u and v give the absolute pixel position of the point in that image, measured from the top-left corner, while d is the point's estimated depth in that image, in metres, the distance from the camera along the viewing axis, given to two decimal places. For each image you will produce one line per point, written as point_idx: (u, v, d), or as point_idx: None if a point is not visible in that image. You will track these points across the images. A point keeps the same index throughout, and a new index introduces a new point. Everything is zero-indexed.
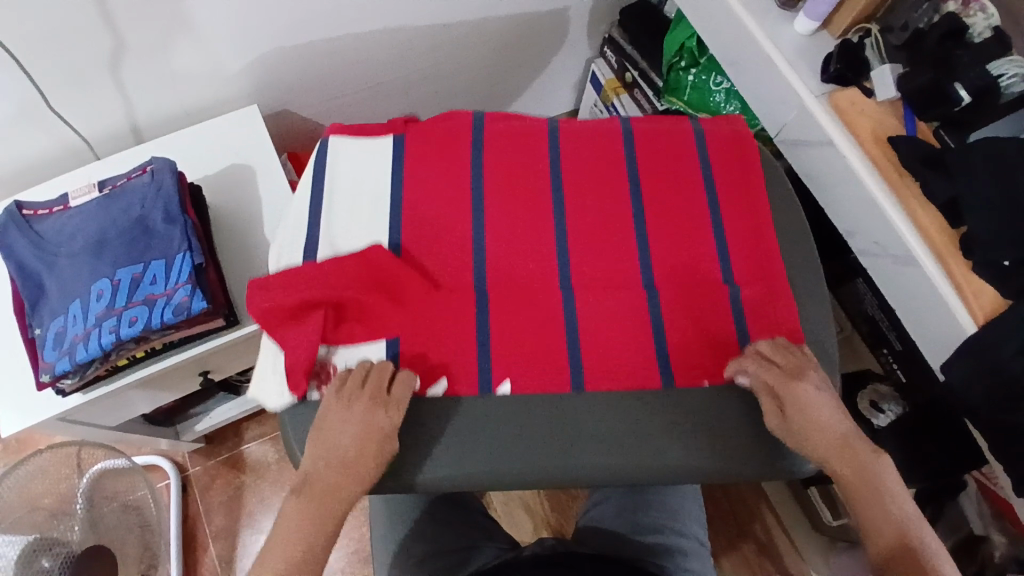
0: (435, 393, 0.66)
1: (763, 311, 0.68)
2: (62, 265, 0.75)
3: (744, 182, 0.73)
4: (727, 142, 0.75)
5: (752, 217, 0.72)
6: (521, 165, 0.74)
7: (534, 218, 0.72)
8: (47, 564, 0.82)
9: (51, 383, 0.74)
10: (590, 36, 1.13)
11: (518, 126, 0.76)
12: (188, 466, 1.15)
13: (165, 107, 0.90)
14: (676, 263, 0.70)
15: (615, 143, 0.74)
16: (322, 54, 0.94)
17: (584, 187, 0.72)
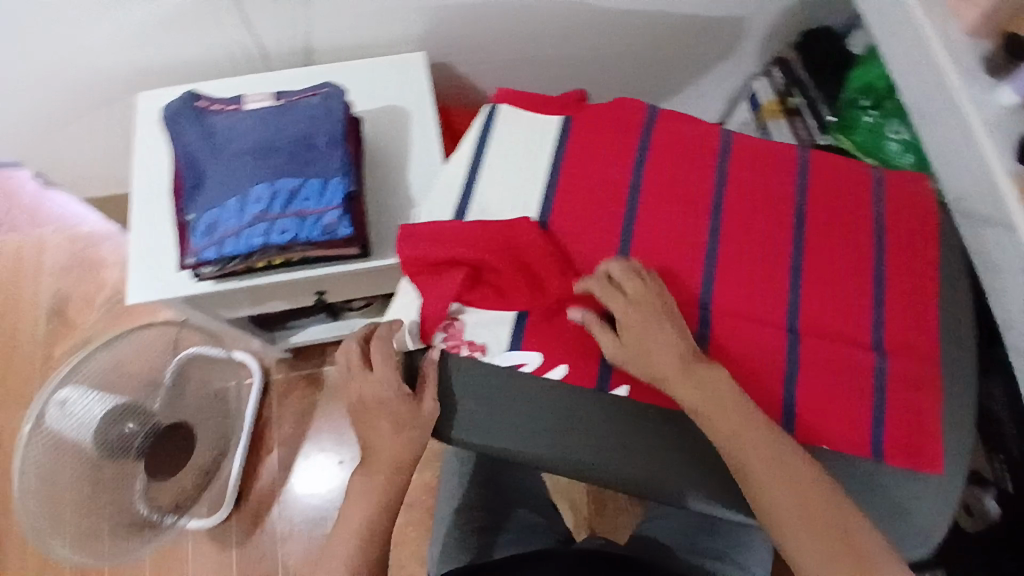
0: (552, 377, 0.68)
1: (901, 388, 0.67)
2: (225, 160, 0.77)
3: (908, 249, 0.72)
4: (898, 204, 0.73)
5: (909, 288, 0.70)
6: (689, 175, 0.72)
7: (690, 233, 0.70)
8: (129, 428, 0.94)
9: (194, 267, 0.77)
10: (764, 53, 1.08)
11: (697, 133, 0.74)
12: (272, 371, 1.20)
13: (339, 34, 0.91)
14: (824, 316, 0.68)
15: (788, 176, 0.72)
16: (499, 15, 0.93)
17: (750, 215, 0.71)
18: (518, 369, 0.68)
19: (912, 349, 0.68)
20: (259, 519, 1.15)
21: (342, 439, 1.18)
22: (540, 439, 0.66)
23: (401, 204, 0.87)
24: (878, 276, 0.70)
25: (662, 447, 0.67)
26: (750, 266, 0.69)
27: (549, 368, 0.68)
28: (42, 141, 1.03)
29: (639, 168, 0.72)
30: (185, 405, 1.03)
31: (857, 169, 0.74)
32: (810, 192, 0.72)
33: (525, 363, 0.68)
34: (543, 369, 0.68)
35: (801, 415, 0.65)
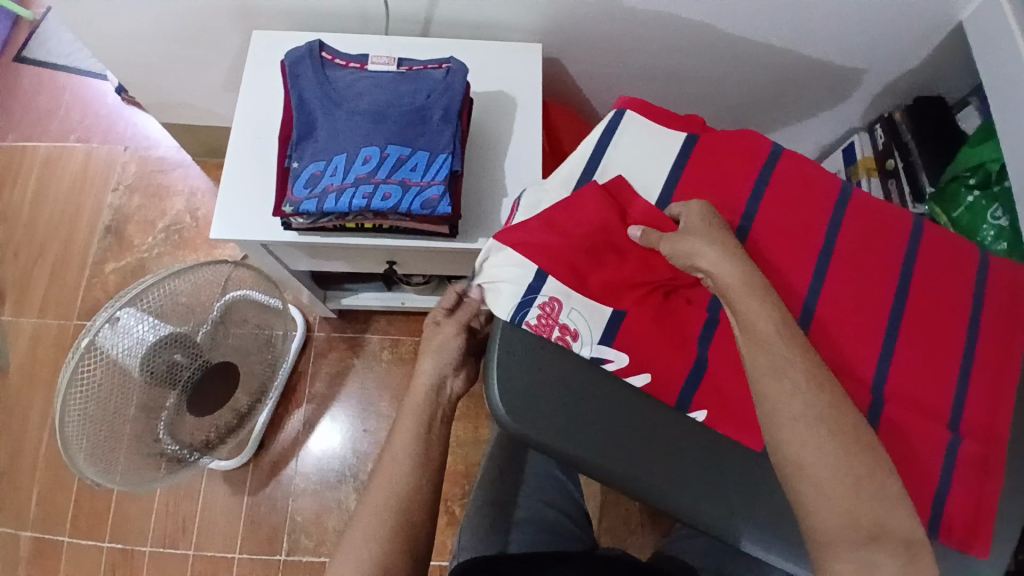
0: (634, 381, 0.69)
1: (972, 470, 0.64)
2: (340, 116, 0.78)
3: (1004, 328, 0.69)
4: (999, 283, 0.71)
5: (1002, 368, 0.67)
6: (798, 217, 0.71)
7: (791, 276, 0.69)
8: (179, 358, 0.90)
9: (287, 216, 0.77)
10: (865, 109, 1.09)
11: (814, 177, 0.73)
12: (315, 328, 1.21)
13: (462, 14, 0.92)
14: (910, 381, 0.66)
15: (895, 238, 0.71)
16: (624, 23, 0.93)
17: (852, 269, 0.69)
18: (603, 364, 0.69)
19: (994, 434, 0.66)
20: (276, 472, 1.15)
21: (371, 407, 1.18)
22: (604, 444, 0.66)
23: (492, 192, 0.86)
24: (970, 351, 0.67)
25: (726, 485, 0.66)
26: (844, 319, 0.68)
27: (631, 372, 0.69)
28: (148, 61, 1.05)
29: (753, 201, 0.71)
30: (227, 344, 0.99)
31: (964, 243, 0.73)
32: (915, 258, 0.71)
33: (613, 361, 0.69)
34: (626, 371, 0.69)
35: None
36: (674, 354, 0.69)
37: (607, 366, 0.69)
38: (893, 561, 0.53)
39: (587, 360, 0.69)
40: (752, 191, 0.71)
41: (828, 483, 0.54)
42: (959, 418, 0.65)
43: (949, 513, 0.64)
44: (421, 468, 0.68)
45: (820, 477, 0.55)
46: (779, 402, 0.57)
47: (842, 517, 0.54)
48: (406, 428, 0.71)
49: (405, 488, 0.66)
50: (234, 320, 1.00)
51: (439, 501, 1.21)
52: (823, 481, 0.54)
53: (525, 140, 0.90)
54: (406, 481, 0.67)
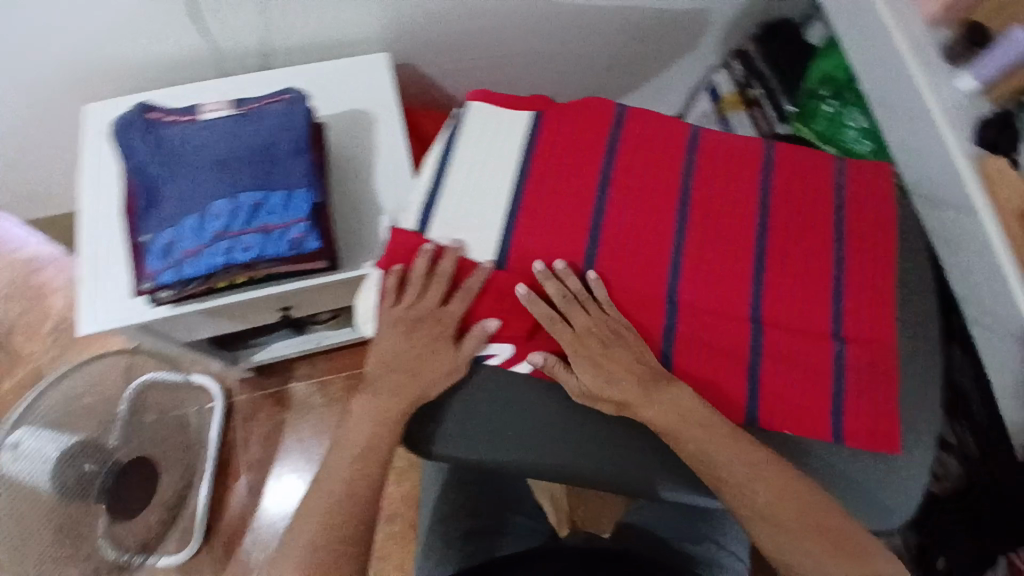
0: (521, 368, 0.69)
1: (862, 373, 0.66)
2: (184, 176, 0.74)
3: (869, 233, 0.71)
4: (858, 193, 0.73)
5: (870, 271, 0.70)
6: (651, 170, 0.71)
7: (656, 231, 0.69)
8: (88, 467, 0.85)
9: (150, 292, 0.74)
10: (720, 47, 1.10)
11: (660, 129, 0.73)
12: (235, 393, 1.15)
13: (298, 36, 0.88)
14: (792, 304, 0.68)
15: (750, 169, 0.73)
16: (464, 15, 0.92)
17: (710, 209, 0.70)
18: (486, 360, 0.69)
19: (877, 336, 0.68)
20: (232, 549, 1.09)
21: (314, 458, 1.14)
22: (526, 446, 0.66)
23: (368, 214, 0.84)
24: (841, 262, 0.69)
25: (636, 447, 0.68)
26: (711, 259, 0.68)
27: (515, 360, 0.69)
28: None
29: (611, 167, 0.71)
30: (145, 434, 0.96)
31: (817, 159, 0.75)
32: (773, 185, 0.72)
33: (495, 355, 0.69)
34: (510, 361, 0.69)
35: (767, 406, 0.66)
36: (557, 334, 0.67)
37: (493, 360, 0.69)
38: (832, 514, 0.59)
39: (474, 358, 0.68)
40: (607, 157, 0.71)
41: (807, 551, 0.59)
42: (840, 327, 0.67)
43: (849, 421, 0.65)
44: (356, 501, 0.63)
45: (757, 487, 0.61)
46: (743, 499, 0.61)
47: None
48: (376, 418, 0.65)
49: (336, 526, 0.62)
50: (148, 407, 0.97)
51: (408, 530, 1.19)
52: (785, 522, 0.60)
53: (389, 157, 0.87)
54: (337, 517, 0.62)
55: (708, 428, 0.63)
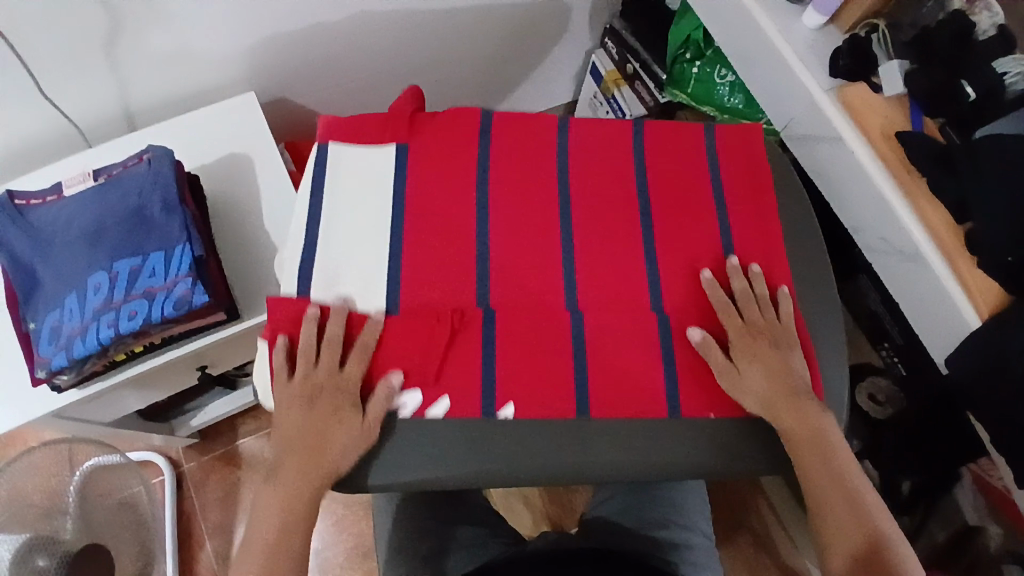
0: (435, 414, 0.63)
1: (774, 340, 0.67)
2: (58, 256, 0.73)
3: (750, 189, 0.74)
4: (731, 153, 0.76)
5: (757, 235, 0.72)
6: (527, 168, 0.72)
7: (541, 227, 0.70)
8: (42, 564, 0.81)
9: (48, 379, 0.72)
10: (591, 26, 1.12)
11: (529, 124, 0.74)
12: (183, 462, 1.13)
13: (159, 90, 0.88)
14: (684, 271, 0.70)
15: (624, 151, 0.74)
16: (323, 42, 0.93)
17: (593, 197, 0.72)
18: (398, 413, 0.63)
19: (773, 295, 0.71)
20: None
21: None
22: (449, 466, 0.62)
23: (263, 255, 0.84)
24: (726, 222, 0.72)
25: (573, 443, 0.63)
26: (600, 240, 0.70)
27: (428, 406, 0.63)
28: None
29: (486, 167, 0.72)
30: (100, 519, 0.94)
31: (688, 128, 0.77)
32: (648, 161, 0.74)
33: (404, 406, 0.63)
34: (422, 408, 0.63)
35: (685, 375, 0.66)
36: (465, 346, 0.65)
37: (403, 413, 0.63)
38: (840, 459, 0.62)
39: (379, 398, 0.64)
40: (481, 158, 0.72)
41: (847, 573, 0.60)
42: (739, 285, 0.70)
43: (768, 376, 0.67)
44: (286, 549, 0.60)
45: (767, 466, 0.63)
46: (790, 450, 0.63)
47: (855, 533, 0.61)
48: (308, 459, 0.61)
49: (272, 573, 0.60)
50: (99, 494, 0.94)
51: None
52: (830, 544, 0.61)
53: (275, 194, 0.87)
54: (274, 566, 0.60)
55: (826, 453, 0.64)
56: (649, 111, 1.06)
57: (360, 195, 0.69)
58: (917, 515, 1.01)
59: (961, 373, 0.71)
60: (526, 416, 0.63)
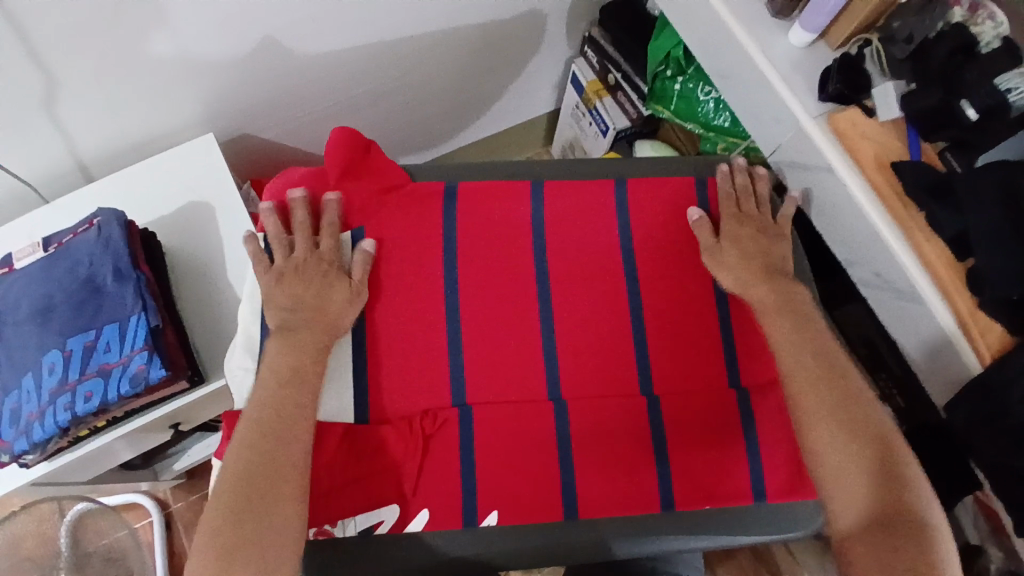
0: (414, 529, 0.61)
1: (772, 415, 0.66)
2: (10, 335, 0.70)
3: (741, 240, 0.71)
4: (720, 202, 0.73)
5: (750, 292, 0.69)
6: (501, 235, 0.70)
7: (518, 296, 0.68)
8: None
9: (12, 462, 0.70)
10: (568, 34, 1.06)
11: (498, 186, 0.72)
12: (171, 502, 1.13)
13: (110, 141, 0.84)
14: (667, 338, 0.68)
15: (603, 209, 0.72)
16: (283, 75, 0.88)
17: (576, 262, 0.70)
18: (376, 530, 0.61)
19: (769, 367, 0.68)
20: None
21: None
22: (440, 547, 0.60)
23: (229, 312, 0.81)
24: (717, 279, 0.70)
25: (547, 522, 0.62)
26: (581, 306, 0.68)
27: (406, 522, 0.61)
28: None
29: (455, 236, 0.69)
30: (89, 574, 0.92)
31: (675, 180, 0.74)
32: (629, 219, 0.71)
33: (382, 522, 0.61)
34: (400, 524, 0.61)
35: (674, 455, 0.64)
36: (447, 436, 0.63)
37: (381, 529, 0.61)
38: (828, 380, 0.63)
39: (360, 534, 0.61)
40: (449, 228, 0.70)
41: (852, 483, 0.59)
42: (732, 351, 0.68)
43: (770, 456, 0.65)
44: (257, 471, 0.57)
45: (802, 376, 0.64)
46: (785, 383, 0.64)
47: (861, 507, 0.59)
48: (325, 438, 0.60)
49: (236, 514, 0.56)
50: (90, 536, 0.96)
51: None
52: (828, 457, 0.61)
53: (237, 245, 0.83)
54: (238, 503, 0.56)
55: (838, 398, 0.62)
56: (634, 124, 1.02)
57: (312, 263, 0.67)
58: None
59: (958, 421, 0.67)
60: (510, 523, 0.61)
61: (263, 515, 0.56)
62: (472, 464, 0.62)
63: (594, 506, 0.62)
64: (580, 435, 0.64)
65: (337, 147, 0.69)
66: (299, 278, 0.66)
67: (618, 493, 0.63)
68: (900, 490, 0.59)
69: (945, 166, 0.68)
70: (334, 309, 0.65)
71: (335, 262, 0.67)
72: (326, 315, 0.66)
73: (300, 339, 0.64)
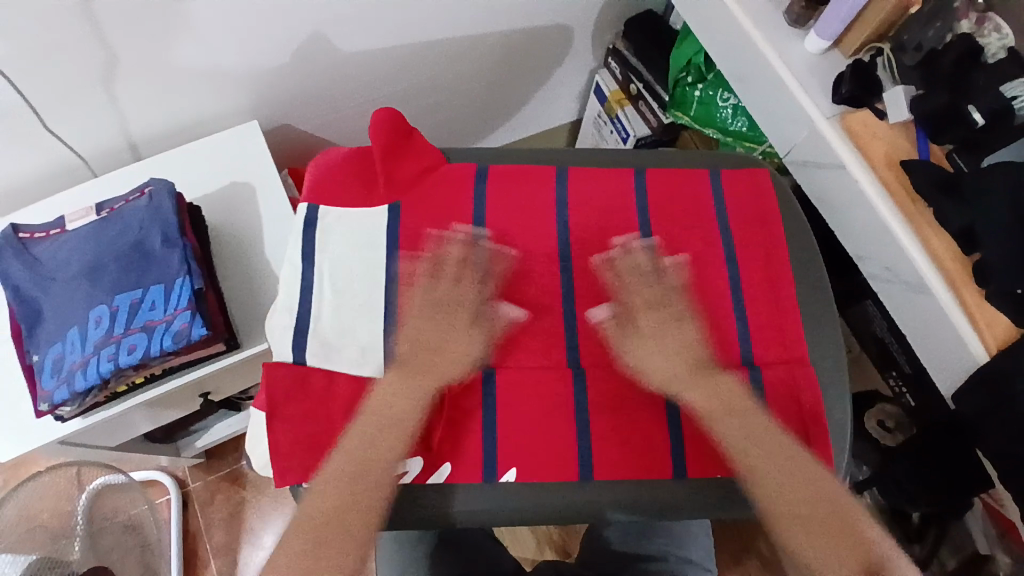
0: (436, 481, 0.65)
1: (783, 394, 0.68)
2: (59, 290, 0.74)
3: (756, 229, 0.75)
4: (737, 194, 0.77)
5: (764, 275, 0.73)
6: (528, 214, 0.74)
7: (542, 270, 0.72)
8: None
9: (50, 412, 0.73)
10: (593, 47, 1.12)
11: (527, 170, 0.76)
12: (189, 481, 1.15)
13: (160, 122, 0.89)
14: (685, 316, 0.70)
15: (626, 195, 0.75)
16: (326, 68, 0.93)
17: (599, 242, 0.73)
18: (400, 480, 0.64)
19: (784, 349, 0.70)
20: None
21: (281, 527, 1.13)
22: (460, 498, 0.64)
23: (265, 284, 0.85)
24: (733, 264, 0.73)
25: (564, 484, 0.64)
26: (603, 282, 0.71)
27: (429, 474, 0.65)
28: None
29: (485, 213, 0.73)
30: (107, 542, 0.94)
31: (694, 172, 0.78)
32: (649, 205, 0.75)
33: (406, 473, 0.64)
34: (423, 476, 0.65)
35: (687, 426, 0.67)
36: (471, 398, 0.66)
37: (405, 479, 0.64)
38: (746, 430, 0.65)
39: (385, 484, 0.64)
40: (478, 206, 0.74)
41: (805, 543, 0.61)
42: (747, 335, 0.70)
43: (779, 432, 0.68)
44: (365, 484, 0.61)
45: (733, 431, 0.65)
46: (704, 423, 0.66)
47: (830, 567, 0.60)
48: (383, 443, 0.62)
49: (347, 520, 0.60)
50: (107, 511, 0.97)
51: None
52: (797, 515, 0.62)
53: (275, 222, 0.88)
54: (349, 511, 0.60)
55: (774, 453, 0.64)
56: (654, 131, 1.07)
57: (349, 232, 0.72)
58: (929, 542, 0.98)
59: (966, 409, 0.69)
60: (528, 481, 0.64)
61: (364, 524, 0.60)
62: (494, 424, 0.65)
63: (610, 470, 0.65)
64: (597, 403, 0.66)
65: (377, 128, 0.73)
66: (447, 320, 0.69)
67: (633, 460, 0.65)
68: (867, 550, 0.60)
69: (952, 165, 0.73)
70: (454, 350, 0.68)
71: (460, 306, 0.70)
72: (361, 279, 0.70)
73: (410, 371, 0.66)
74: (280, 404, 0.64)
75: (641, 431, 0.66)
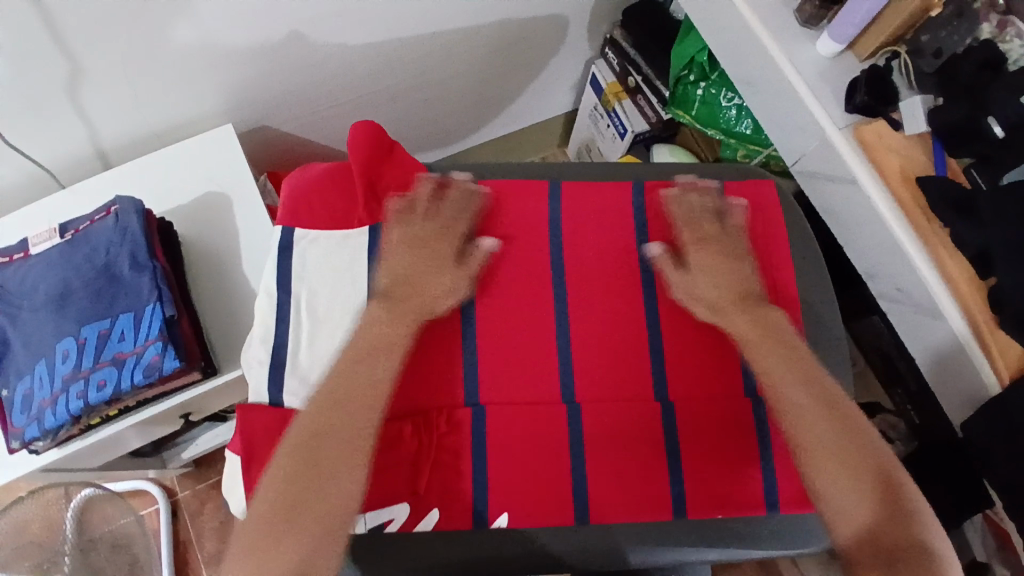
0: (424, 528, 0.61)
1: None
2: (26, 320, 0.70)
3: (760, 249, 0.71)
4: (740, 210, 0.72)
5: (768, 296, 0.69)
6: (519, 236, 0.70)
7: (534, 298, 0.68)
8: None
9: (23, 448, 0.69)
10: (589, 36, 1.06)
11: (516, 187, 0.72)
12: (177, 490, 1.13)
13: (130, 130, 0.84)
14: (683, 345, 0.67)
15: (621, 214, 0.71)
16: (304, 69, 0.87)
17: (594, 265, 0.69)
18: (386, 528, 0.61)
19: None
20: None
21: None
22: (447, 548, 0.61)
23: (243, 305, 0.81)
24: None
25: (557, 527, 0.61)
26: (598, 309, 0.68)
27: (415, 520, 0.61)
28: None
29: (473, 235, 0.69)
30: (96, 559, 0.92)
31: (694, 188, 0.73)
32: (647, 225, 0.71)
33: (393, 520, 0.61)
34: (409, 523, 0.61)
35: (686, 463, 0.64)
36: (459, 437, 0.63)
37: (391, 527, 0.61)
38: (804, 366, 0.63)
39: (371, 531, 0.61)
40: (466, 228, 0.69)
41: (848, 489, 0.57)
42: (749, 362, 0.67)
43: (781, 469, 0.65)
44: (302, 468, 0.56)
45: (773, 360, 0.63)
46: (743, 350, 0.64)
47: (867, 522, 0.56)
48: (341, 429, 0.58)
49: (299, 512, 0.55)
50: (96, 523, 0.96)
51: None
52: (832, 455, 0.59)
53: (253, 237, 0.83)
54: (303, 502, 0.55)
55: (817, 386, 0.62)
56: (653, 128, 1.01)
57: (330, 259, 0.67)
58: None
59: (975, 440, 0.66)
60: (520, 525, 0.62)
61: (320, 514, 0.55)
62: (484, 465, 0.62)
63: (605, 512, 0.62)
64: (593, 440, 0.63)
65: (355, 142, 0.69)
66: (407, 252, 0.67)
67: (629, 500, 0.63)
68: (915, 528, 0.56)
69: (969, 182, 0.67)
70: (438, 287, 0.66)
71: (439, 240, 0.68)
72: (342, 310, 0.66)
73: (404, 309, 0.64)
74: (257, 448, 0.61)
75: (638, 470, 0.63)
